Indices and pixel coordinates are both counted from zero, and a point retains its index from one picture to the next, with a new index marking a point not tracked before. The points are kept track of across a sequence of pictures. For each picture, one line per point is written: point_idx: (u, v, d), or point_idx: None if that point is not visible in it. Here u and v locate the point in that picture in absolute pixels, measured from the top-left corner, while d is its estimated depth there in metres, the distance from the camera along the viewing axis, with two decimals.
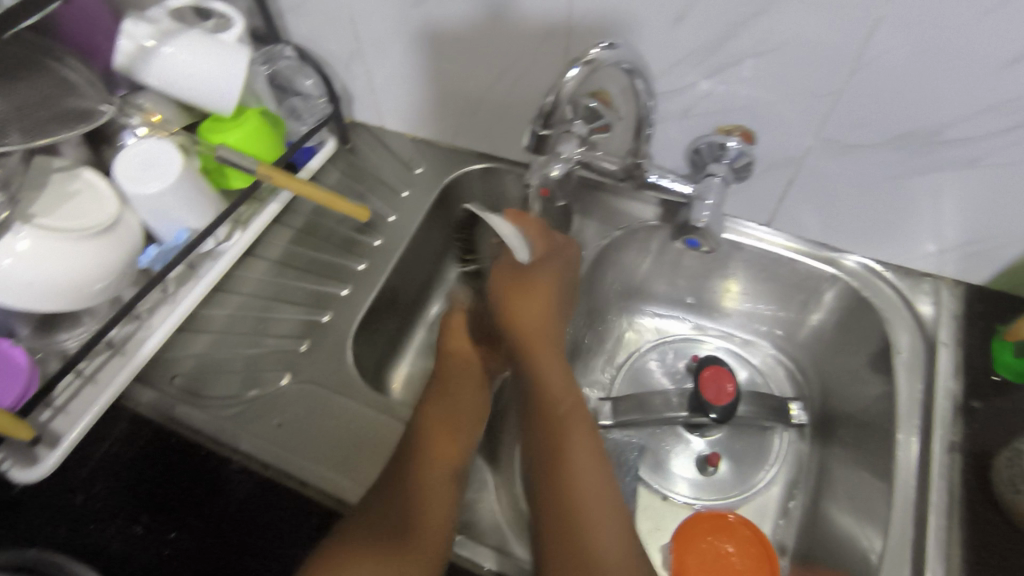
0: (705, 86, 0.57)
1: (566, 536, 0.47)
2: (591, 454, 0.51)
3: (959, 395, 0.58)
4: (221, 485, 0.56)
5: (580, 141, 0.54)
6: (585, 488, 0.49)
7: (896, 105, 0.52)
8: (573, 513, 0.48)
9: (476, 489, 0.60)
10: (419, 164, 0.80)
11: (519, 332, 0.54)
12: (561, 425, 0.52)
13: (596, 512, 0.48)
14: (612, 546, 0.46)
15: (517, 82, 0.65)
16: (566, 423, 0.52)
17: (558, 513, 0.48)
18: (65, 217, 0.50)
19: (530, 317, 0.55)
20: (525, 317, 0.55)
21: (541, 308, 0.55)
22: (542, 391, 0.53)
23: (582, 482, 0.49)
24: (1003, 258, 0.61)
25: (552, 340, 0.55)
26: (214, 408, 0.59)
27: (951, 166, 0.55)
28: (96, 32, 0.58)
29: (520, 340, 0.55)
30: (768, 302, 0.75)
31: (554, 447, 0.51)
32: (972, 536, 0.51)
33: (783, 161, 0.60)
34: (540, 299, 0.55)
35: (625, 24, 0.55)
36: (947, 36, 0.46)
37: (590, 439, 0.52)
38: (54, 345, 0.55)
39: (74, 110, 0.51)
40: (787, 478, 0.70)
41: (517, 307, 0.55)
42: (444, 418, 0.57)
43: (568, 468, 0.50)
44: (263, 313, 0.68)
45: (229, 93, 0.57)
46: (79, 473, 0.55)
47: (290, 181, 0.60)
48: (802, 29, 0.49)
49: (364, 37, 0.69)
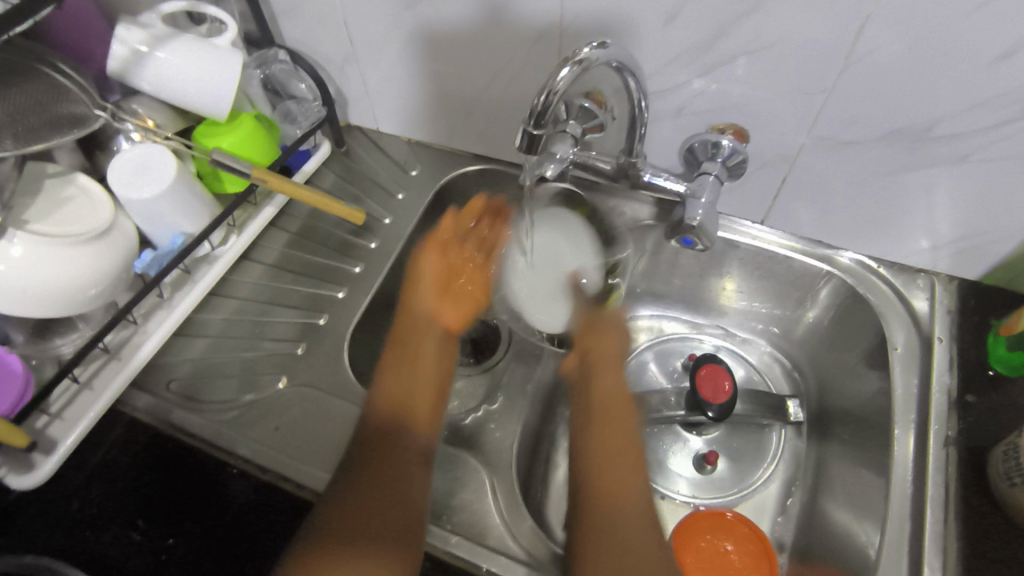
0: (698, 85, 0.57)
1: (603, 534, 0.52)
2: (639, 473, 0.57)
3: (954, 390, 0.59)
4: (222, 489, 0.55)
5: (574, 141, 0.55)
6: (616, 482, 0.56)
7: (887, 102, 0.52)
8: (606, 496, 0.55)
9: (475, 489, 0.57)
10: (414, 166, 0.80)
11: (590, 351, 0.66)
12: (618, 443, 0.59)
13: (636, 523, 0.53)
14: (632, 539, 0.52)
15: (511, 83, 0.65)
16: (613, 432, 0.60)
17: (606, 508, 0.54)
18: (59, 222, 0.50)
19: (604, 347, 0.66)
20: (606, 345, 0.67)
21: (614, 344, 0.67)
22: (607, 407, 0.62)
23: (630, 488, 0.56)
24: (995, 253, 0.61)
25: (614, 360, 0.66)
26: (212, 412, 0.59)
27: (942, 162, 0.55)
28: (90, 37, 0.57)
29: (594, 361, 0.66)
30: (764, 300, 0.75)
31: (607, 445, 0.59)
32: (966, 530, 0.51)
33: (777, 159, 0.61)
34: (614, 332, 0.68)
35: (618, 24, 0.55)
36: (937, 33, 0.46)
37: (637, 453, 0.59)
38: (49, 351, 0.55)
39: (65, 116, 0.51)
40: (784, 475, 0.70)
41: (598, 335, 0.67)
42: (406, 380, 0.63)
43: (618, 467, 0.57)
44: (259, 316, 0.68)
45: (222, 97, 0.57)
46: (75, 479, 0.55)
47: (284, 184, 0.60)
48: (793, 27, 0.50)
49: (358, 40, 0.69)
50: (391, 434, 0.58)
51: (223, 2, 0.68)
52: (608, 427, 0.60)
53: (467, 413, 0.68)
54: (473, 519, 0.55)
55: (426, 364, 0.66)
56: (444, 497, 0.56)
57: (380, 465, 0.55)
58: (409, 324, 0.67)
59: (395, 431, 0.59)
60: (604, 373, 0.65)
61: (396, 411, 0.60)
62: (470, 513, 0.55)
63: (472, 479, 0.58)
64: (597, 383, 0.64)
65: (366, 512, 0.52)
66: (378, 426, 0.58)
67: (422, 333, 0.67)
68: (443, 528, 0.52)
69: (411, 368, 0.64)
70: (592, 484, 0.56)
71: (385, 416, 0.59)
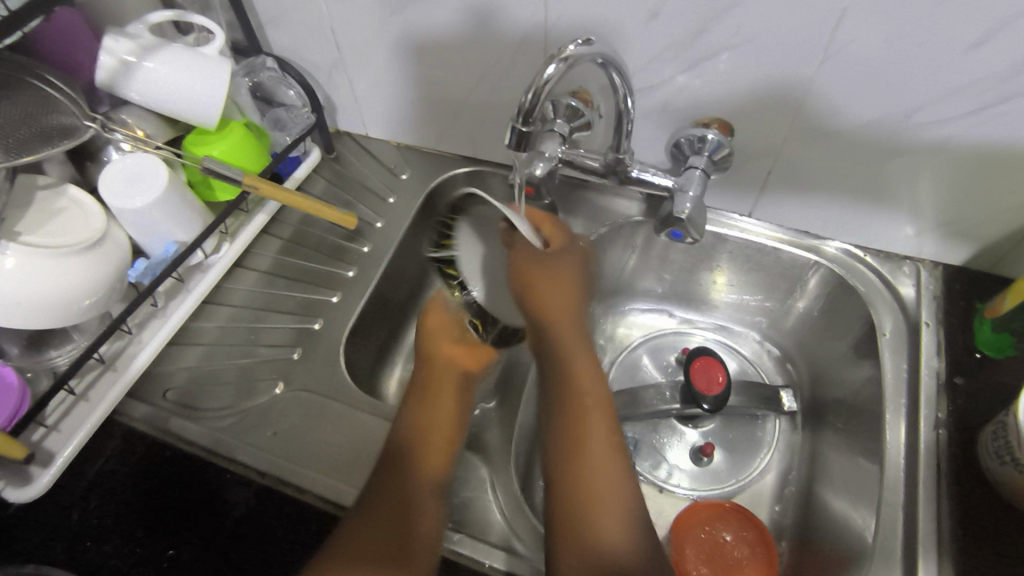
0: (682, 81, 0.58)
1: (574, 500, 0.50)
2: (607, 440, 0.54)
3: (943, 373, 0.60)
4: (222, 495, 0.55)
5: (562, 139, 0.56)
6: (588, 469, 0.52)
7: (867, 92, 0.53)
8: (583, 493, 0.50)
9: (474, 486, 0.58)
10: (404, 170, 0.81)
11: (547, 319, 0.62)
12: (588, 419, 0.55)
13: (601, 492, 0.50)
14: (607, 505, 0.50)
15: (498, 85, 0.66)
16: (578, 397, 0.56)
17: (574, 500, 0.50)
18: (51, 234, 0.50)
19: (561, 309, 0.62)
20: (560, 312, 0.62)
21: (569, 302, 0.62)
22: (575, 383, 0.57)
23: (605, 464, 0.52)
24: (979, 238, 0.63)
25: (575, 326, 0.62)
26: (209, 420, 0.59)
27: (922, 150, 0.56)
28: (77, 49, 0.57)
29: (552, 331, 0.61)
30: (755, 293, 0.76)
31: (570, 416, 0.55)
32: (959, 509, 0.52)
33: (761, 152, 0.62)
34: (567, 285, 0.63)
35: (601, 23, 0.56)
36: (912, 23, 0.47)
37: (607, 415, 0.55)
38: (45, 363, 0.55)
39: (56, 127, 0.51)
40: (780, 465, 0.70)
41: (544, 291, 0.62)
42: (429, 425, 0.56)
43: (578, 436, 0.54)
44: (254, 323, 0.68)
45: (212, 106, 0.57)
46: (76, 489, 0.56)
47: (276, 192, 0.60)
48: (772, 21, 0.51)
49: (345, 46, 0.69)
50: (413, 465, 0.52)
51: (210, 11, 0.69)
52: (576, 396, 0.56)
53: None
54: (473, 516, 0.55)
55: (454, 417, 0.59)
56: (445, 495, 0.57)
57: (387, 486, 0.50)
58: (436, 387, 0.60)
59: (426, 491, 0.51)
60: (572, 349, 0.60)
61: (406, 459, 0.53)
62: (470, 511, 0.56)
63: (471, 476, 0.58)
64: (558, 360, 0.59)
65: (361, 525, 0.47)
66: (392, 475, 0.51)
67: (445, 389, 0.60)
68: (445, 526, 0.53)
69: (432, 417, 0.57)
70: (562, 463, 0.53)
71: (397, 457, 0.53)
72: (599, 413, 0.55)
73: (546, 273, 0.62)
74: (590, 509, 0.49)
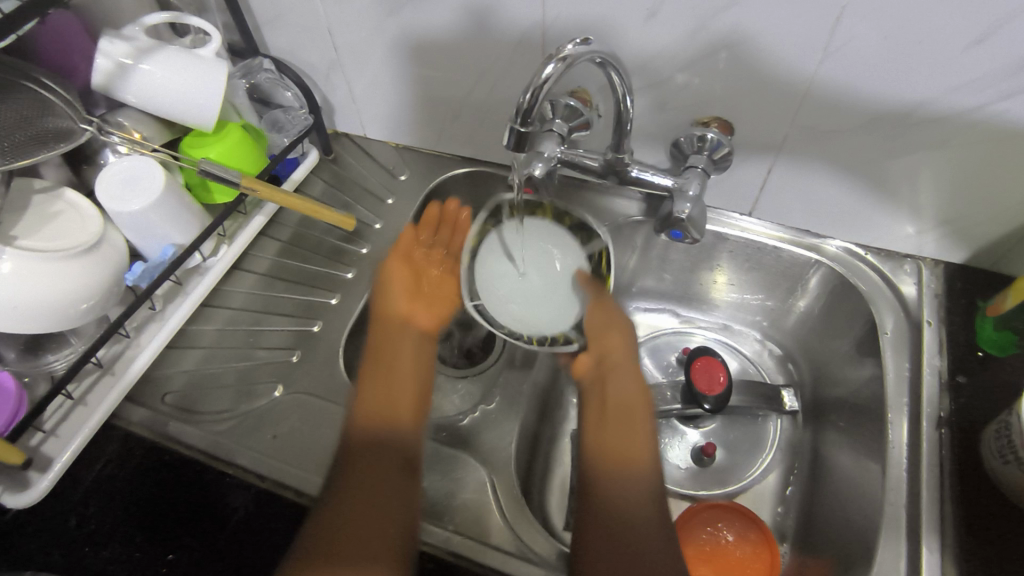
0: (681, 80, 0.57)
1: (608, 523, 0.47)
2: (645, 467, 0.51)
3: (945, 371, 0.59)
4: (222, 497, 0.55)
5: (560, 139, 0.55)
6: (628, 495, 0.49)
7: (867, 91, 0.53)
8: (617, 519, 0.48)
9: (474, 489, 0.57)
10: (403, 171, 0.80)
11: (603, 357, 0.60)
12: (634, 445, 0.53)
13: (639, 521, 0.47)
14: (642, 534, 0.47)
15: (496, 85, 0.66)
16: (623, 421, 0.55)
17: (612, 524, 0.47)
18: (48, 238, 0.50)
19: (616, 352, 0.60)
20: (614, 351, 0.60)
21: (626, 347, 0.61)
22: (624, 411, 0.56)
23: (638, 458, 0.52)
24: (980, 236, 0.62)
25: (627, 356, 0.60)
26: (207, 423, 0.59)
27: (924, 147, 0.56)
28: (73, 52, 0.57)
29: (608, 366, 0.59)
30: (756, 292, 0.75)
31: (611, 438, 0.54)
32: (962, 508, 0.52)
33: (761, 151, 0.61)
34: (624, 332, 0.61)
35: (600, 22, 0.56)
36: (912, 20, 0.47)
37: (649, 442, 0.53)
38: (42, 368, 0.54)
39: (51, 130, 0.51)
40: (782, 464, 0.70)
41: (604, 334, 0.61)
42: (385, 387, 0.56)
43: (618, 458, 0.52)
44: (253, 326, 0.68)
45: (208, 107, 0.57)
46: (72, 495, 0.55)
47: (274, 194, 0.60)
48: (771, 20, 0.50)
49: (342, 47, 0.69)
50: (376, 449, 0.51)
51: (207, 13, 0.68)
52: (622, 423, 0.55)
53: (465, 414, 0.67)
54: (474, 518, 0.55)
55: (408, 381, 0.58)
56: (445, 497, 0.56)
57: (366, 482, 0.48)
58: (393, 350, 0.60)
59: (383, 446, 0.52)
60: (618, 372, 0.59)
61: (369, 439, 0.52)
62: (470, 513, 0.55)
63: (472, 478, 0.58)
64: (606, 391, 0.58)
65: (356, 521, 0.46)
66: (358, 450, 0.51)
67: (399, 344, 0.60)
68: (444, 529, 0.52)
69: (388, 375, 0.57)
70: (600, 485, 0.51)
71: (362, 439, 0.52)
72: (642, 438, 0.54)
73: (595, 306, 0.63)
74: (626, 534, 0.47)
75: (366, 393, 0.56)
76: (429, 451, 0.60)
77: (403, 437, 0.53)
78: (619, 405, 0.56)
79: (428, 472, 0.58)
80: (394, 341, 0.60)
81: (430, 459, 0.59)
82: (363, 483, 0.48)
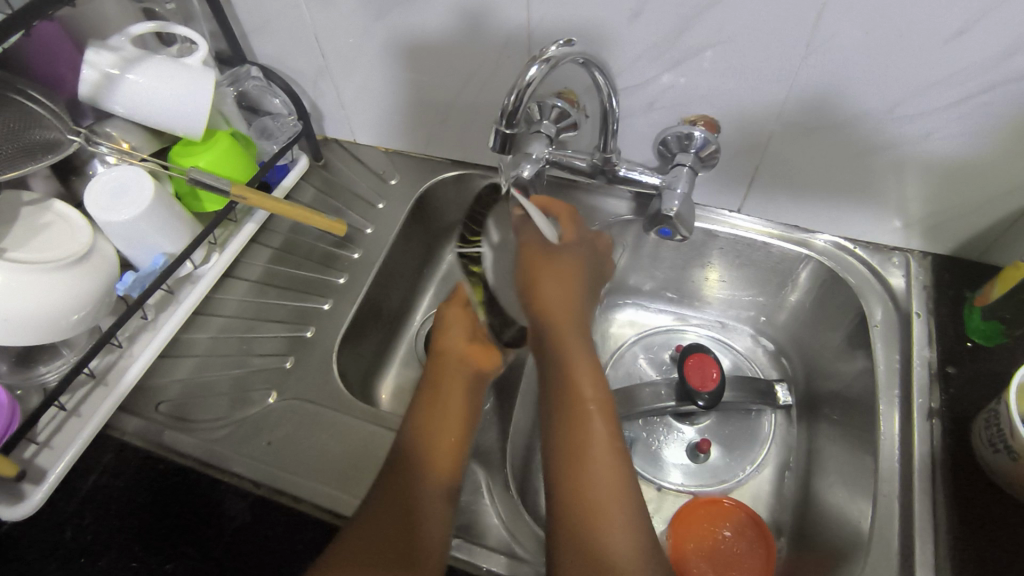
0: (667, 79, 0.58)
1: (573, 488, 0.50)
2: (599, 432, 0.53)
3: (934, 362, 0.60)
4: (221, 507, 0.55)
5: (548, 141, 0.56)
6: (580, 448, 0.52)
7: (852, 84, 0.53)
8: (582, 486, 0.50)
9: (470, 491, 0.57)
10: (394, 175, 0.81)
11: (546, 314, 0.60)
12: (581, 401, 0.54)
13: (596, 468, 0.51)
14: (604, 491, 0.50)
15: (483, 88, 0.66)
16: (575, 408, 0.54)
17: (569, 470, 0.51)
18: (36, 250, 0.50)
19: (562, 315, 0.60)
20: (550, 302, 0.60)
21: (564, 286, 0.61)
22: (572, 379, 0.56)
23: (603, 464, 0.51)
24: (966, 227, 0.63)
25: (575, 334, 0.59)
26: (203, 431, 0.59)
27: (909, 141, 0.56)
28: (59, 63, 0.57)
29: (555, 329, 0.59)
30: (747, 287, 0.76)
31: (559, 392, 0.56)
32: (955, 498, 0.53)
33: (748, 147, 0.62)
34: (565, 278, 0.62)
35: (586, 23, 0.56)
36: (894, 15, 0.47)
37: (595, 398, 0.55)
38: (34, 380, 0.54)
39: (38, 142, 0.51)
40: (776, 460, 0.70)
41: (545, 305, 0.61)
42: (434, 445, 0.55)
43: (569, 411, 0.54)
44: (246, 333, 0.68)
45: (196, 116, 0.57)
46: (68, 507, 0.55)
47: (264, 201, 0.60)
48: (754, 18, 0.51)
49: (329, 54, 0.69)
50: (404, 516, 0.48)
51: (193, 21, 0.69)
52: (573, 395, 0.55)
53: None
54: (472, 521, 0.55)
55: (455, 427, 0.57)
56: None
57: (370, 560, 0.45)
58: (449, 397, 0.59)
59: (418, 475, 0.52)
60: (570, 360, 0.57)
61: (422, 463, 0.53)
62: (469, 516, 0.55)
63: (470, 480, 0.58)
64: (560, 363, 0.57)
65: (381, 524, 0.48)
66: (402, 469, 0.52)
67: (459, 391, 0.59)
68: None
69: (438, 408, 0.57)
70: (563, 462, 0.52)
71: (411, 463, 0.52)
72: (590, 400, 0.54)
73: (536, 260, 0.63)
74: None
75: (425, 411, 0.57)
76: None
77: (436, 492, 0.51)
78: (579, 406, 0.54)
79: None
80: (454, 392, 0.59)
81: None
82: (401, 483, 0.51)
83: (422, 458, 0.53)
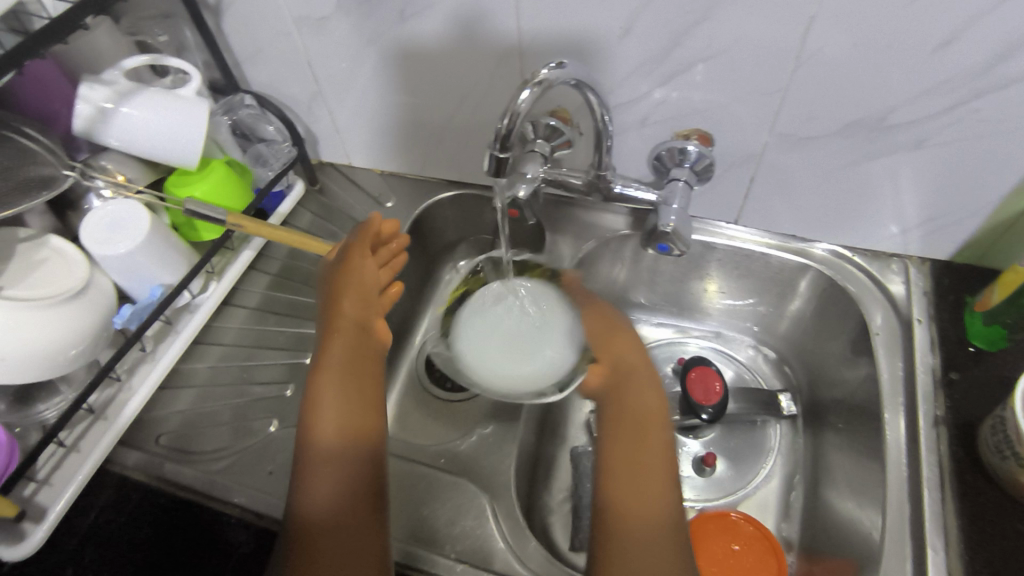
0: (659, 94, 0.58)
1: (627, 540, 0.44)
2: (668, 474, 0.48)
3: (938, 369, 0.60)
4: (223, 537, 0.54)
5: (542, 159, 0.57)
6: (633, 478, 0.47)
7: (842, 96, 0.53)
8: (628, 519, 0.45)
9: (475, 515, 0.56)
10: (389, 198, 0.80)
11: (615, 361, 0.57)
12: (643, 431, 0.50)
13: (651, 491, 0.46)
14: (647, 508, 0.46)
15: (475, 109, 0.67)
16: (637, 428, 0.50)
17: (631, 510, 0.45)
18: (33, 285, 0.50)
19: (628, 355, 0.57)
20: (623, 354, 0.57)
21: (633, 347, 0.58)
22: (637, 420, 0.51)
23: (657, 488, 0.47)
24: (963, 231, 0.63)
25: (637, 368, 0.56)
26: (204, 463, 0.59)
27: (903, 148, 0.56)
28: (53, 99, 0.57)
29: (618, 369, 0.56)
30: (747, 297, 0.76)
31: (620, 442, 0.50)
32: (965, 506, 0.52)
33: (743, 159, 0.62)
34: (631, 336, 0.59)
35: (575, 42, 0.57)
36: (880, 26, 0.48)
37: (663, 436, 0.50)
38: (33, 417, 0.54)
39: (34, 178, 0.51)
40: (784, 471, 0.70)
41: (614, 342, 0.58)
42: (345, 404, 0.52)
43: (634, 467, 0.48)
44: (246, 361, 0.68)
45: (193, 147, 0.58)
46: (68, 545, 0.53)
47: (260, 229, 0.60)
48: (745, 31, 0.51)
49: (322, 80, 0.70)
50: (348, 488, 0.49)
51: (186, 52, 0.70)
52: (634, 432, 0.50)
53: (463, 439, 0.68)
54: (476, 545, 0.54)
55: (367, 382, 0.55)
56: (446, 525, 0.56)
57: (332, 539, 0.46)
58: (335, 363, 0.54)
59: (354, 456, 0.50)
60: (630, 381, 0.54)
61: (344, 439, 0.51)
62: (473, 540, 0.55)
63: (472, 504, 0.57)
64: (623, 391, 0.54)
65: (339, 531, 0.47)
66: (329, 463, 0.49)
67: (359, 355, 0.56)
68: (446, 558, 0.53)
69: (353, 383, 0.54)
70: (612, 519, 0.46)
71: (330, 450, 0.50)
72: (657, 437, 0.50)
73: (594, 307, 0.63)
74: None
75: (326, 393, 0.52)
76: (426, 478, 0.59)
77: (361, 451, 0.51)
78: (639, 421, 0.51)
79: (427, 500, 0.58)
80: (350, 357, 0.55)
81: (426, 488, 0.59)
82: (341, 463, 0.50)
83: (363, 451, 0.51)
